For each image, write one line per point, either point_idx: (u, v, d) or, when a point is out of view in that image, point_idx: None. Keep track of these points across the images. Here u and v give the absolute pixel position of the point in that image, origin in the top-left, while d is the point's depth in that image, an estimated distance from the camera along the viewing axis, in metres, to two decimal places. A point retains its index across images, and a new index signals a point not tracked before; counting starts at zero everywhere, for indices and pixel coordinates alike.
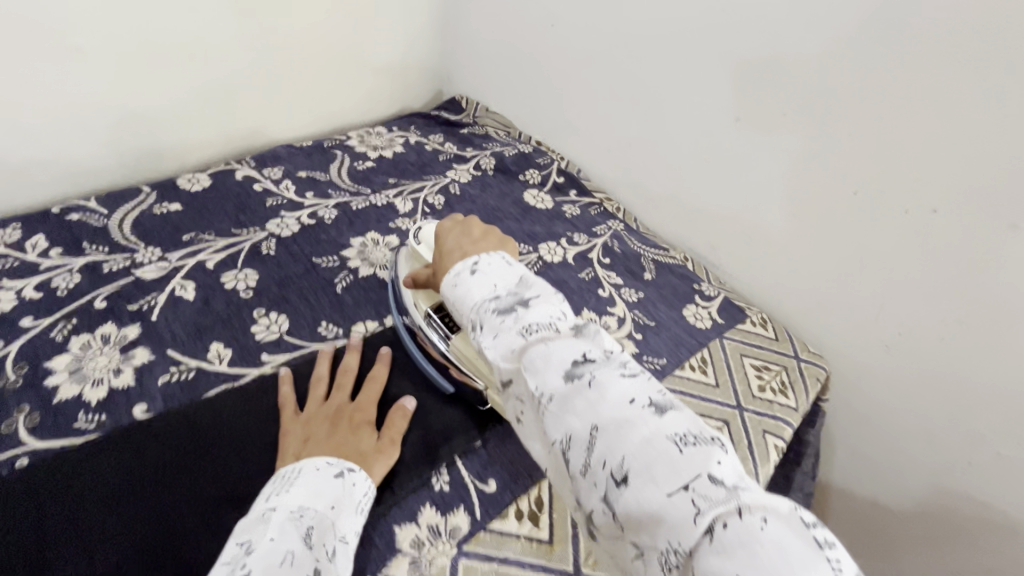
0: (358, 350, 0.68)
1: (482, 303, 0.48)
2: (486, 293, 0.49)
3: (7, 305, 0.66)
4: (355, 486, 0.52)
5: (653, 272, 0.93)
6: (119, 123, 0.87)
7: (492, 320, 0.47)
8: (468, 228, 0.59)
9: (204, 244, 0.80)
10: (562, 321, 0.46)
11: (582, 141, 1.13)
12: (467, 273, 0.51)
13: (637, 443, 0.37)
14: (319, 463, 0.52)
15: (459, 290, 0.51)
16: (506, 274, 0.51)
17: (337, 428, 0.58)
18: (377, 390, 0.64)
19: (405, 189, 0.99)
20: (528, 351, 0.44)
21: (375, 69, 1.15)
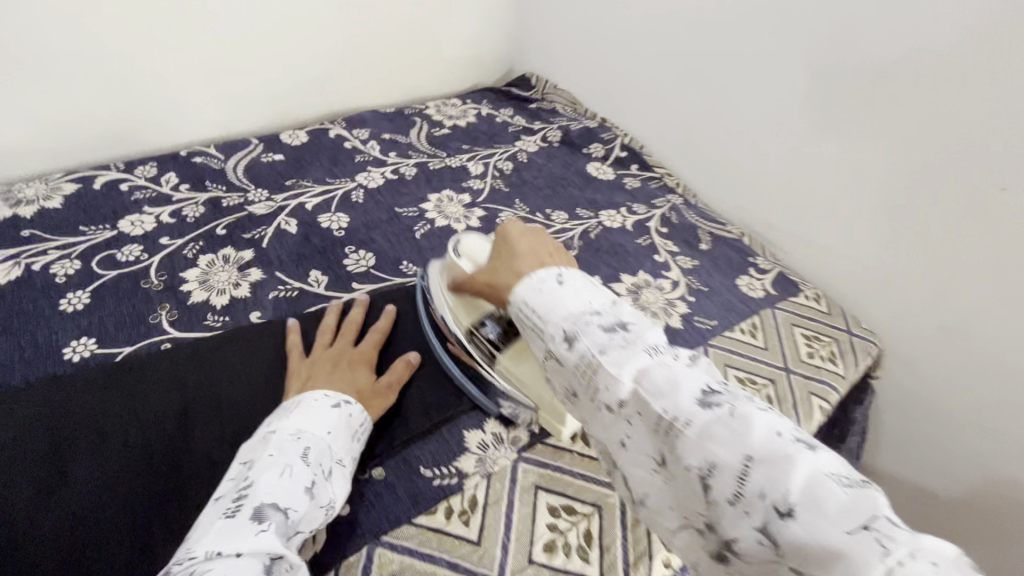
0: (364, 304, 0.70)
1: (580, 314, 0.46)
2: (581, 306, 0.47)
3: (149, 226, 0.78)
4: (351, 416, 0.55)
5: (709, 243, 0.97)
6: (236, 82, 0.98)
7: (596, 336, 0.44)
8: (542, 239, 0.55)
9: (304, 189, 0.90)
10: (679, 355, 0.44)
11: (647, 119, 1.17)
12: (553, 284, 0.48)
13: (804, 481, 0.34)
14: (315, 397, 0.55)
15: (543, 298, 0.48)
16: (597, 294, 0.48)
17: (339, 369, 0.61)
18: (378, 339, 0.67)
19: (477, 155, 1.07)
20: (647, 373, 0.41)
21: (454, 44, 1.23)
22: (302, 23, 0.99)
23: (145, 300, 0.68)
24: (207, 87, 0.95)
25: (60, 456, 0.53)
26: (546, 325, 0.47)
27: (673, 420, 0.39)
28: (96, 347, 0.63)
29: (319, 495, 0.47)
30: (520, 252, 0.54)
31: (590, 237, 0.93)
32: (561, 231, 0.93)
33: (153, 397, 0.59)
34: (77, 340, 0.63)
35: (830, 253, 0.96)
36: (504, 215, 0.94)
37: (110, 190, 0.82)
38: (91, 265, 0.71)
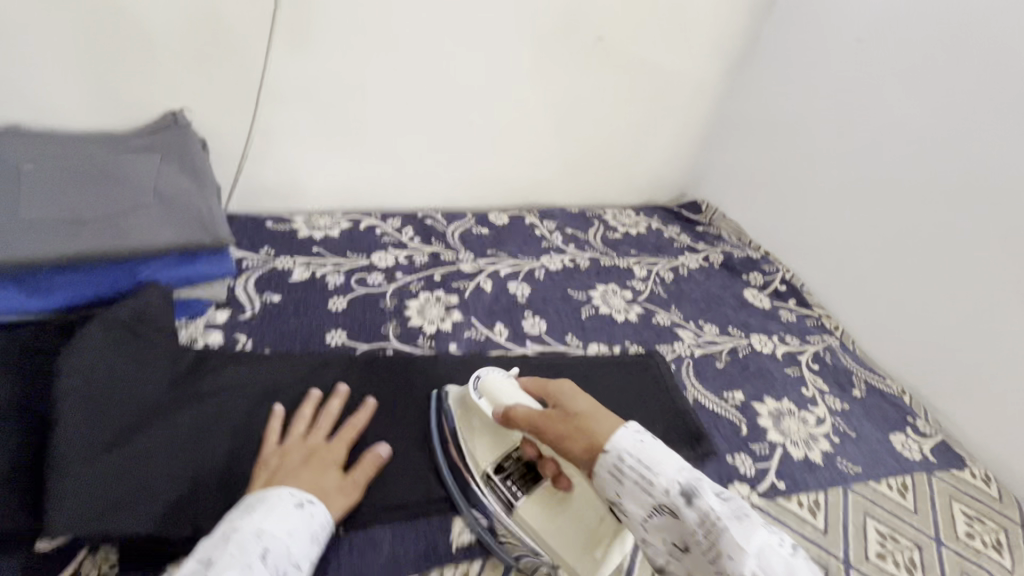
0: (343, 397, 0.72)
1: (693, 479, 0.48)
2: (680, 473, 0.49)
3: (391, 263, 1.03)
4: (311, 517, 0.55)
5: (863, 391, 0.96)
6: (470, 172, 1.25)
7: (712, 501, 0.46)
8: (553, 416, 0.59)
9: (500, 259, 1.11)
10: (785, 537, 0.45)
11: (815, 261, 1.22)
12: (640, 435, 0.52)
13: None
14: (285, 493, 0.56)
15: (641, 450, 0.51)
16: (683, 461, 0.50)
17: (307, 466, 0.61)
18: (350, 437, 0.67)
19: (644, 261, 1.20)
20: (765, 552, 0.43)
21: (640, 167, 1.42)
22: (530, 135, 1.25)
23: (381, 314, 0.91)
24: (449, 172, 1.23)
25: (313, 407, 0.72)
26: (655, 481, 0.49)
27: None
28: (345, 338, 0.85)
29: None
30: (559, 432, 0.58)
31: (737, 355, 0.99)
32: (710, 342, 1.01)
33: (379, 384, 0.78)
34: (335, 331, 0.86)
35: (1005, 435, 0.91)
36: (660, 316, 1.05)
37: (369, 231, 1.10)
38: (350, 281, 0.96)
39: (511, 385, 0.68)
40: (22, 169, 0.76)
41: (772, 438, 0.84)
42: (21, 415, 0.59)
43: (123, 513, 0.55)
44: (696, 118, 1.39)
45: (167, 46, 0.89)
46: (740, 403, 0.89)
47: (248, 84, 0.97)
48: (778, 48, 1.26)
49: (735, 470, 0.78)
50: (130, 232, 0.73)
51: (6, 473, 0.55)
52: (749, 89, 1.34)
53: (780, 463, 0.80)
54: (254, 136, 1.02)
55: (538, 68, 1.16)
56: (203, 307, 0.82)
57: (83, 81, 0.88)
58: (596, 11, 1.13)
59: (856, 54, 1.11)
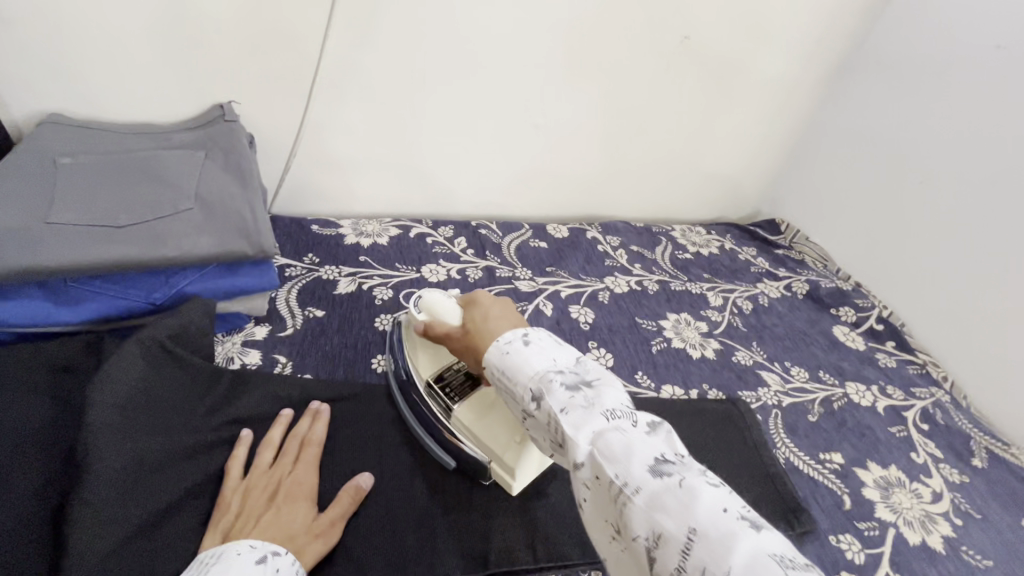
0: (317, 416, 0.64)
1: (546, 374, 0.49)
2: (545, 363, 0.50)
3: (442, 278, 0.94)
4: (279, 573, 0.47)
5: (984, 461, 0.82)
6: (528, 178, 1.15)
7: (558, 395, 0.47)
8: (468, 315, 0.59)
9: (560, 278, 1.00)
10: (639, 418, 0.45)
11: (919, 299, 1.07)
12: (518, 341, 0.52)
13: (746, 560, 0.35)
14: (246, 547, 0.48)
15: (509, 359, 0.51)
16: (560, 352, 0.52)
17: (273, 507, 0.53)
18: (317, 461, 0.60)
19: (719, 287, 1.07)
20: (604, 436, 0.43)
21: (713, 179, 1.29)
22: (597, 141, 1.14)
23: None
24: (506, 178, 1.13)
25: (356, 448, 0.63)
26: (516, 384, 0.50)
27: (623, 487, 0.40)
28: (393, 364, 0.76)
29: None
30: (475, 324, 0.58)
31: (832, 407, 0.86)
32: (800, 388, 0.88)
33: None
34: (381, 355, 0.77)
35: None
36: (740, 354, 0.92)
37: (419, 240, 1.01)
38: (399, 297, 0.88)
39: (439, 296, 0.65)
40: (60, 166, 0.70)
41: (882, 517, 0.71)
42: (42, 448, 0.52)
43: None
44: (780, 127, 1.25)
45: (217, 34, 0.82)
46: (840, 469, 0.76)
47: (301, 78, 0.89)
48: (886, 53, 1.11)
49: (841, 555, 0.66)
50: (168, 239, 0.66)
51: (19, 520, 0.48)
52: (846, 97, 1.18)
53: (894, 550, 0.68)
54: (303, 134, 0.95)
55: (612, 69, 1.05)
56: (242, 321, 0.75)
57: (129, 70, 0.82)
58: (683, 6, 1.00)
59: (990, 63, 0.95)
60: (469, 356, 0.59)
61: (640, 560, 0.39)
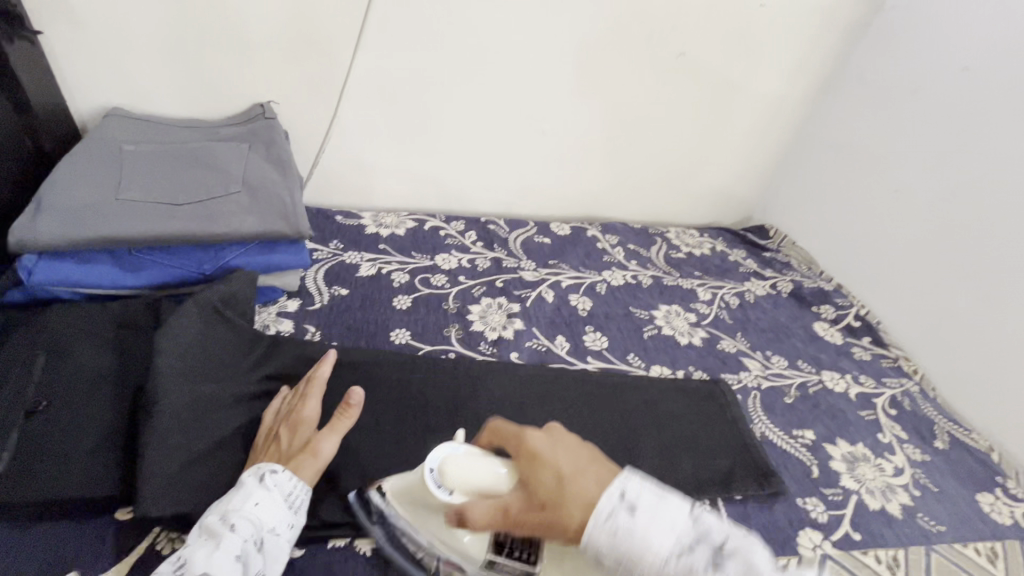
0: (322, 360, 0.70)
1: (677, 557, 0.44)
2: (670, 540, 0.44)
3: (453, 265, 1.03)
4: (276, 487, 0.54)
5: (945, 443, 0.90)
6: (534, 180, 1.24)
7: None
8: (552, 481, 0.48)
9: (562, 270, 1.09)
10: (779, 570, 0.44)
11: (895, 299, 1.15)
12: (624, 513, 0.45)
13: None
14: (249, 470, 0.56)
15: (623, 541, 0.44)
16: (673, 513, 0.46)
17: (278, 435, 0.60)
18: (321, 391, 0.65)
19: (709, 283, 1.16)
20: None
21: (707, 186, 1.38)
22: (599, 147, 1.23)
23: (443, 317, 0.91)
24: (514, 179, 1.23)
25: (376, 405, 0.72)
26: (649, 572, 0.44)
27: None
28: (409, 338, 0.85)
29: (248, 565, 0.49)
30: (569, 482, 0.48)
31: (807, 391, 0.94)
32: (778, 374, 0.96)
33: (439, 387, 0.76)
34: (399, 329, 0.86)
35: None
36: (725, 343, 1.01)
37: (433, 232, 1.11)
38: (414, 281, 0.96)
39: (461, 460, 0.51)
40: (125, 151, 0.80)
41: (847, 484, 0.79)
42: (114, 385, 0.61)
43: (198, 497, 0.55)
44: (770, 138, 1.34)
45: (261, 41, 0.92)
46: (811, 443, 0.84)
47: (332, 82, 0.99)
48: (867, 73, 1.20)
49: (806, 514, 0.74)
50: (218, 218, 0.75)
51: (97, 440, 0.57)
52: (830, 112, 1.28)
53: (854, 512, 0.75)
54: (332, 133, 1.05)
55: (614, 81, 1.14)
56: (276, 294, 0.84)
57: (180, 71, 0.92)
58: (679, 26, 1.10)
59: (958, 83, 1.04)
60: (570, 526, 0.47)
61: None
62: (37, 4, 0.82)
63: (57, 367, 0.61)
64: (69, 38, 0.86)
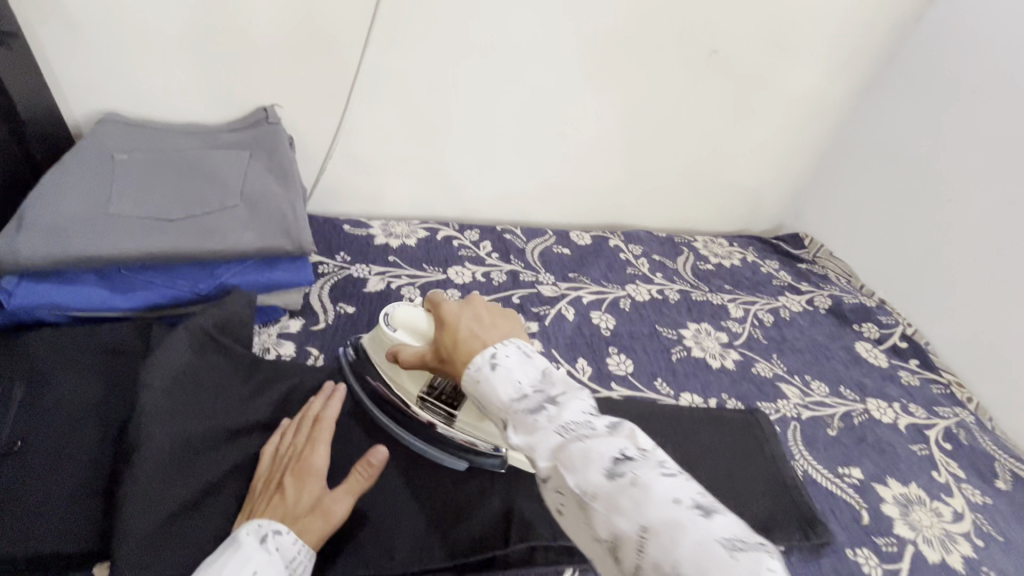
0: (335, 397, 0.64)
1: (512, 402, 0.46)
2: (509, 388, 0.47)
3: (467, 279, 0.96)
4: (277, 552, 0.49)
5: (1008, 483, 0.81)
6: (553, 186, 1.17)
7: (523, 421, 0.45)
8: (444, 328, 0.55)
9: (583, 284, 1.02)
10: (596, 420, 0.44)
11: (946, 318, 1.06)
12: (486, 365, 0.48)
13: (694, 548, 0.35)
14: (250, 527, 0.50)
15: (480, 387, 0.48)
16: (525, 367, 0.48)
17: (282, 485, 0.54)
18: (330, 435, 0.60)
19: (740, 298, 1.08)
20: (563, 449, 0.42)
21: (737, 191, 1.29)
22: (621, 150, 1.16)
23: None
24: (531, 184, 1.16)
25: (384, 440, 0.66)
26: (489, 410, 0.47)
27: (583, 496, 0.40)
28: None
29: None
30: (457, 333, 0.54)
31: (851, 422, 0.86)
32: (820, 402, 0.88)
33: None
34: None
35: None
36: (760, 366, 0.93)
37: (445, 242, 1.04)
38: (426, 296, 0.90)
39: (407, 309, 0.64)
40: (117, 161, 0.75)
41: (901, 533, 0.71)
42: (96, 422, 0.56)
43: (183, 556, 0.50)
44: (807, 141, 1.25)
45: (263, 41, 0.87)
46: (858, 483, 0.76)
47: (340, 84, 0.93)
48: (916, 71, 1.11)
49: (858, 568, 0.66)
50: (214, 233, 0.70)
51: (75, 486, 0.52)
52: (874, 113, 1.18)
53: (911, 566, 0.67)
54: (340, 138, 0.99)
55: (640, 81, 1.06)
56: (278, 313, 0.79)
57: (178, 73, 0.87)
58: (712, 21, 1.02)
59: (1023, 82, 0.95)
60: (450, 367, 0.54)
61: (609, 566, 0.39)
62: (26, 5, 0.77)
63: (37, 401, 0.56)
64: (63, 39, 0.81)
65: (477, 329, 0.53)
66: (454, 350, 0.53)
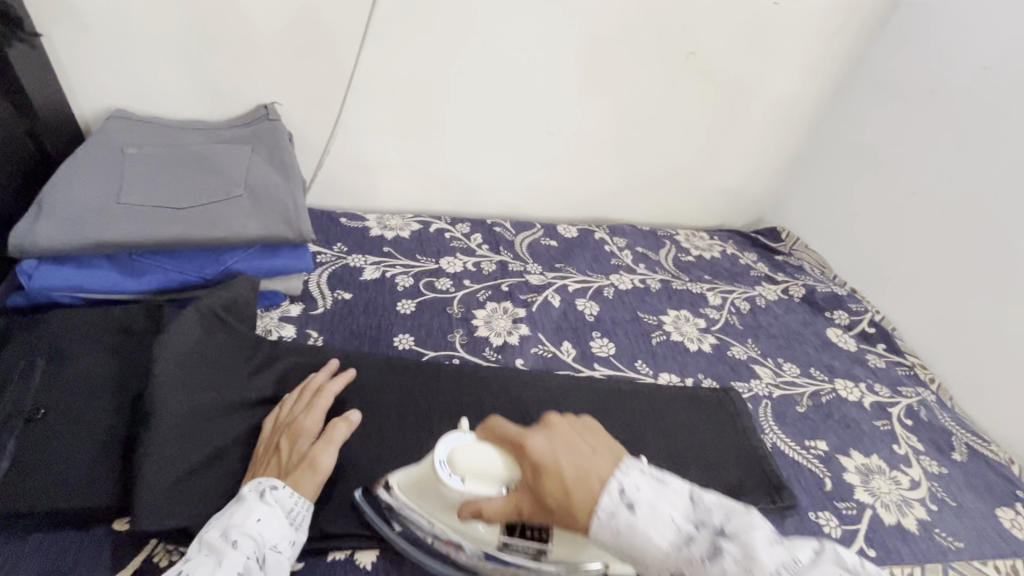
0: (326, 371, 0.70)
1: (682, 548, 0.44)
2: (667, 533, 0.45)
3: (458, 269, 1.01)
4: (278, 504, 0.54)
5: (963, 456, 0.87)
6: (541, 182, 1.22)
7: (710, 572, 0.43)
8: (546, 475, 0.49)
9: (568, 274, 1.07)
10: (794, 549, 0.44)
11: (912, 305, 1.12)
12: (623, 508, 0.46)
13: None
14: (250, 484, 0.55)
15: (627, 537, 0.45)
16: (673, 502, 0.47)
17: (276, 447, 0.60)
18: (324, 402, 0.65)
19: (718, 288, 1.14)
20: None
21: (717, 187, 1.35)
22: (606, 148, 1.21)
23: (448, 321, 0.89)
24: (520, 180, 1.21)
25: (379, 413, 0.70)
26: (654, 562, 0.45)
27: None
28: (413, 343, 0.84)
29: None
30: (568, 479, 0.48)
31: (819, 400, 0.92)
32: (791, 383, 0.94)
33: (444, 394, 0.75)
34: (402, 334, 0.85)
35: None
36: (735, 349, 0.98)
37: (438, 235, 1.09)
38: (419, 284, 0.95)
39: (465, 448, 0.54)
40: (127, 154, 0.79)
41: (861, 498, 0.77)
42: (111, 393, 0.60)
43: (196, 510, 0.54)
44: (783, 139, 1.31)
45: (264, 43, 0.91)
46: (824, 455, 0.82)
47: (337, 82, 0.98)
48: (884, 72, 1.17)
49: (820, 529, 0.72)
50: (219, 222, 0.74)
51: (95, 449, 0.56)
52: (845, 113, 1.25)
53: (869, 527, 0.73)
54: (337, 134, 1.04)
55: (624, 82, 1.12)
56: (278, 299, 0.83)
57: (182, 72, 0.91)
58: (691, 25, 1.08)
59: (979, 83, 1.01)
60: (569, 523, 0.48)
61: None
62: (39, 6, 0.82)
63: (57, 374, 0.61)
64: (73, 40, 0.85)
65: (584, 468, 0.48)
66: (574, 502, 0.47)
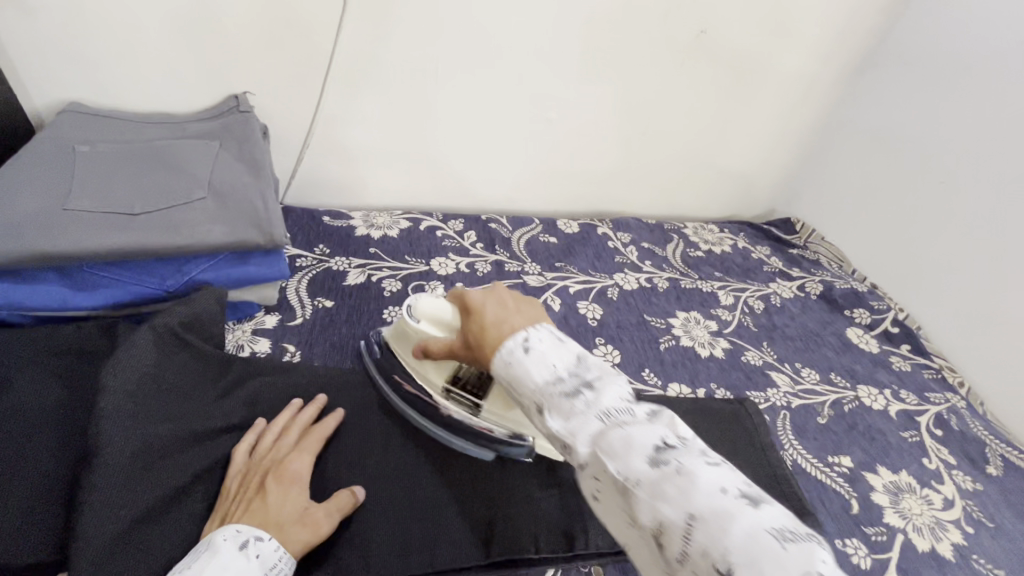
0: (315, 406, 0.63)
1: (546, 386, 0.44)
2: (542, 373, 0.45)
3: (450, 271, 0.94)
4: (258, 559, 0.47)
5: (999, 469, 0.80)
6: (539, 174, 1.14)
7: (560, 406, 0.43)
8: (471, 315, 0.53)
9: (569, 274, 1.00)
10: (637, 408, 0.43)
11: (938, 303, 1.05)
12: (519, 349, 0.46)
13: (746, 540, 0.33)
14: (228, 533, 0.48)
15: (513, 370, 0.46)
16: (561, 353, 0.46)
17: (262, 492, 0.53)
18: (315, 447, 0.59)
19: (730, 286, 1.06)
20: (604, 435, 0.41)
21: (727, 176, 1.27)
22: (608, 136, 1.13)
23: None
24: (516, 172, 1.13)
25: (362, 439, 0.64)
26: (520, 392, 0.46)
27: (624, 482, 0.38)
28: None
29: None
30: (484, 321, 0.51)
31: (842, 410, 0.85)
32: (810, 390, 0.87)
33: None
34: None
35: None
36: (749, 354, 0.91)
37: (429, 233, 1.02)
38: (408, 289, 0.88)
39: (430, 300, 0.63)
40: (80, 154, 0.72)
41: (890, 522, 0.70)
42: (55, 427, 0.53)
43: (149, 563, 0.48)
44: (798, 124, 1.22)
45: (231, 26, 0.83)
46: (849, 473, 0.75)
47: (313, 69, 0.90)
48: (909, 49, 1.08)
49: (848, 559, 0.65)
50: (181, 228, 0.67)
51: (35, 494, 0.49)
52: (865, 94, 1.16)
53: (901, 556, 0.67)
54: (316, 125, 0.96)
55: (627, 64, 1.03)
56: (253, 309, 0.76)
57: (142, 60, 0.83)
58: (701, 2, 0.99)
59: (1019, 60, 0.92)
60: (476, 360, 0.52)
61: (654, 554, 0.38)
62: None
63: None
64: (18, 26, 0.77)
65: (502, 314, 0.51)
66: (480, 339, 0.50)
